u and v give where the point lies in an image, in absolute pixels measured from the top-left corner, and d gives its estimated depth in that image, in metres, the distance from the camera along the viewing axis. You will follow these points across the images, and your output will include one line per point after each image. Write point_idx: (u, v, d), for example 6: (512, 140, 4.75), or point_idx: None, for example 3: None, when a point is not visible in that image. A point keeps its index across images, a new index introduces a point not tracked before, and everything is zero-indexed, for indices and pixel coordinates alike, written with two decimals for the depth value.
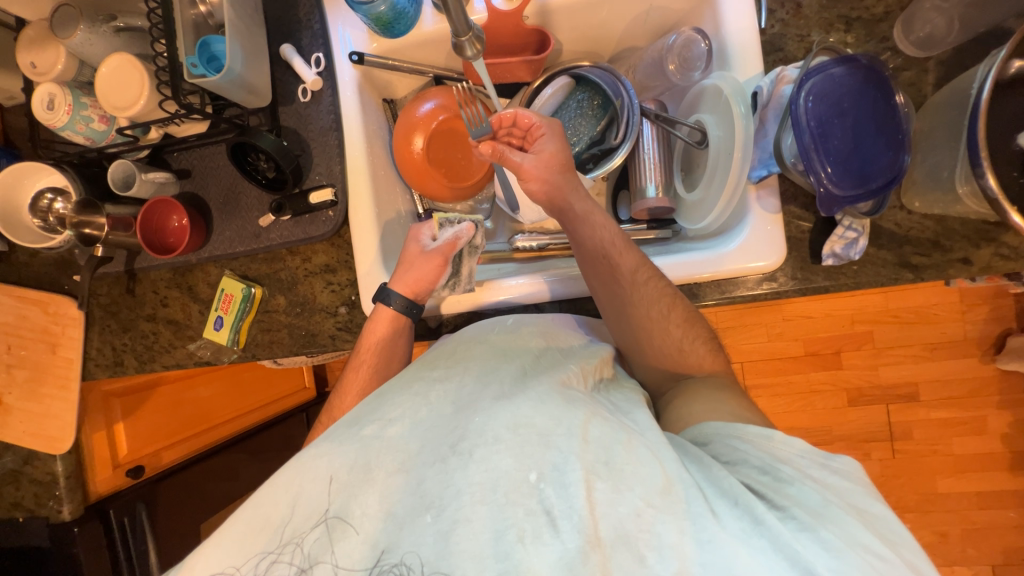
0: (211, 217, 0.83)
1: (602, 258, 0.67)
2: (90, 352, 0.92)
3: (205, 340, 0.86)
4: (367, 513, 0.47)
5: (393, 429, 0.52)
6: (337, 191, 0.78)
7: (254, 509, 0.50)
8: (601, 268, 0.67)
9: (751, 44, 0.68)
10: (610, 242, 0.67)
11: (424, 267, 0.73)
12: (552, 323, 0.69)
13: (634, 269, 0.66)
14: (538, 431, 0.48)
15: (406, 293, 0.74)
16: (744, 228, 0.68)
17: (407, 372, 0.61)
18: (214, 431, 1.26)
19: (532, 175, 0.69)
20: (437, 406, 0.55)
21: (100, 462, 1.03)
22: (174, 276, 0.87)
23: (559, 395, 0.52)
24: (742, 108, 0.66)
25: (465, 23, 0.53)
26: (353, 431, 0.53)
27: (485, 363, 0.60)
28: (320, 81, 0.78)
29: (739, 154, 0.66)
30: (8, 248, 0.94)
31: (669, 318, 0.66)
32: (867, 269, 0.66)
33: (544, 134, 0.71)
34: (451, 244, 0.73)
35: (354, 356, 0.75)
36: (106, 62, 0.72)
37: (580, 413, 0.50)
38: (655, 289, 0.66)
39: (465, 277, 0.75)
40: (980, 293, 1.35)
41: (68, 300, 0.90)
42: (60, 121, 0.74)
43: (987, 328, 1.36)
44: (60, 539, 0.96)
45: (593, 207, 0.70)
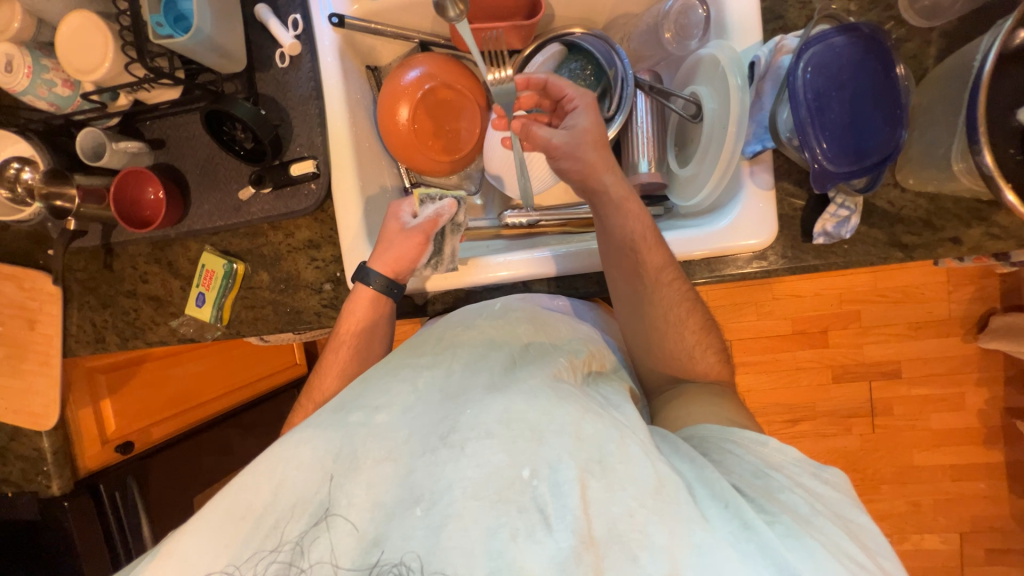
0: (189, 190, 0.80)
1: (628, 253, 0.65)
2: (69, 328, 0.89)
3: (187, 316, 0.84)
4: (353, 504, 0.45)
5: (381, 416, 0.50)
6: (319, 163, 0.75)
7: (233, 497, 0.47)
8: (625, 263, 0.65)
9: (752, 10, 0.64)
10: (640, 236, 0.64)
11: (405, 245, 0.71)
12: (539, 310, 0.68)
13: (660, 269, 0.65)
14: (530, 425, 0.47)
15: (386, 272, 0.72)
16: (737, 205, 0.66)
17: (392, 359, 0.59)
18: (204, 407, 1.26)
19: (562, 151, 0.64)
20: (425, 394, 0.53)
21: (88, 438, 1.03)
22: (153, 251, 0.85)
23: (550, 388, 0.52)
24: (739, 81, 0.64)
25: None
26: (341, 417, 0.51)
27: (473, 351, 0.60)
28: (298, 45, 0.74)
29: (733, 129, 0.65)
30: None
31: (685, 322, 0.67)
32: (857, 248, 0.66)
33: (577, 108, 0.67)
34: (432, 221, 0.72)
35: (335, 336, 0.73)
36: (66, 22, 0.67)
37: (572, 408, 0.49)
38: (678, 292, 0.66)
39: (447, 256, 0.73)
40: (967, 273, 1.37)
41: (44, 275, 0.88)
42: (18, 85, 0.69)
43: (971, 308, 1.38)
44: (50, 514, 0.96)
45: (628, 192, 0.65)
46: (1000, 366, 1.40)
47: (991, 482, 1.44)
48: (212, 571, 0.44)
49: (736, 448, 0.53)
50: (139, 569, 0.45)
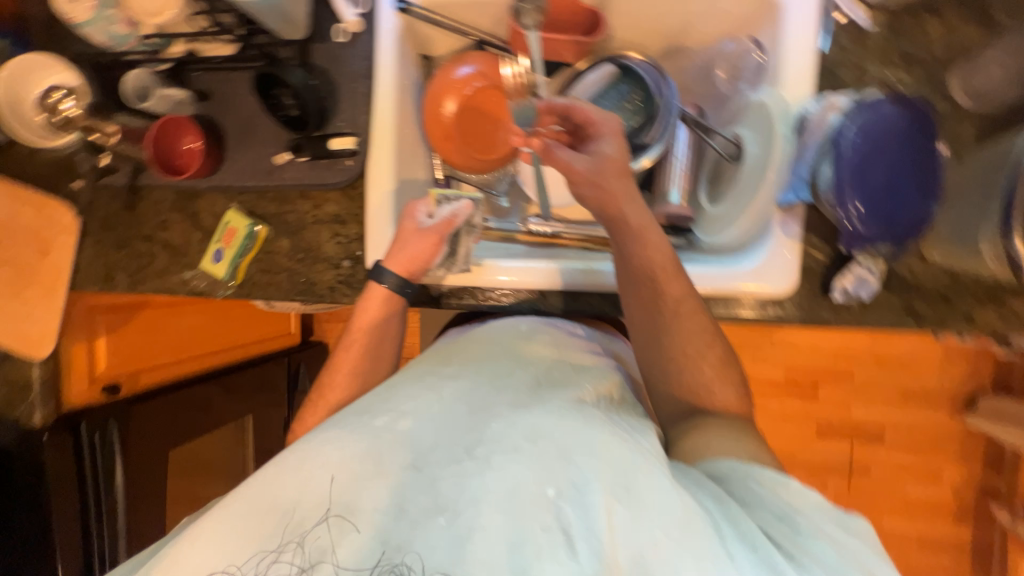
0: (225, 145, 0.80)
1: (647, 280, 0.66)
2: (80, 263, 0.89)
3: (201, 270, 0.83)
4: (376, 508, 0.45)
5: (404, 422, 0.51)
6: (361, 141, 0.77)
7: (258, 490, 0.48)
8: (643, 290, 0.66)
9: (806, 64, 0.66)
10: (660, 265, 0.65)
11: (417, 245, 0.71)
12: (561, 333, 0.71)
13: (679, 298, 0.65)
14: (556, 444, 0.47)
15: (400, 272, 0.72)
16: (761, 251, 0.68)
17: (419, 368, 0.62)
18: (193, 363, 1.29)
19: (581, 176, 0.65)
20: (449, 404, 0.54)
21: (78, 370, 1.03)
22: (178, 199, 0.85)
23: (575, 409, 0.52)
24: (784, 131, 0.66)
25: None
26: (365, 421, 0.52)
27: (497, 368, 0.61)
28: (360, 23, 0.75)
29: (772, 175, 0.68)
30: (7, 142, 0.90)
31: (704, 356, 0.67)
32: (873, 311, 0.67)
33: (602, 133, 0.66)
34: (448, 223, 0.71)
35: (348, 335, 0.74)
36: None
37: (597, 431, 0.49)
38: (699, 322, 0.66)
39: (460, 258, 0.74)
40: (962, 351, 1.39)
41: (64, 206, 0.87)
42: (82, 16, 0.70)
43: (962, 385, 1.40)
44: (27, 444, 0.96)
45: (647, 221, 0.66)
46: (981, 445, 1.41)
47: (956, 559, 1.46)
48: (213, 571, 0.44)
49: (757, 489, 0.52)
50: (157, 562, 0.46)
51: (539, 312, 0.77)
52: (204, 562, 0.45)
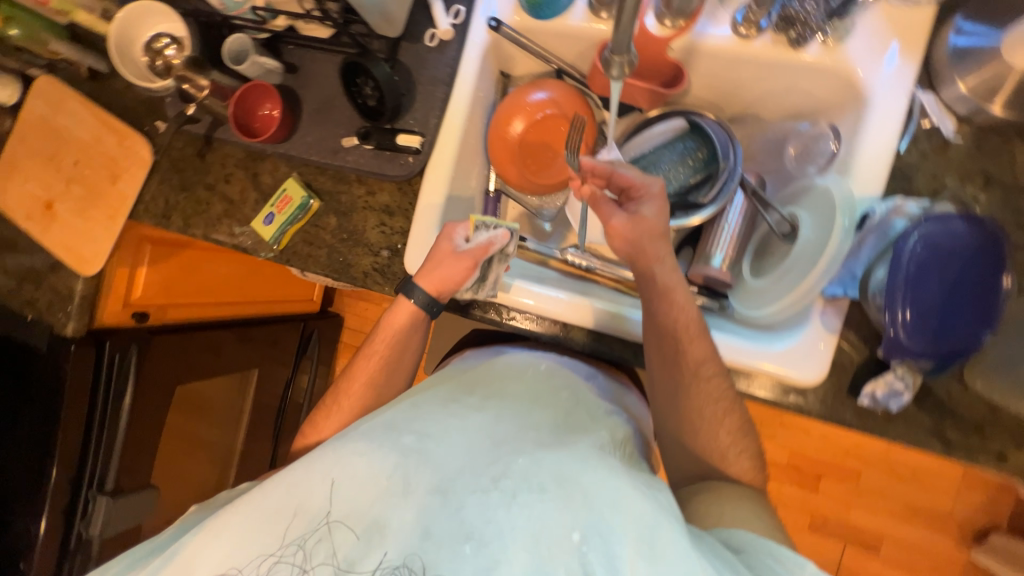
0: (300, 117, 0.84)
1: (670, 340, 0.66)
2: (143, 196, 0.94)
3: (250, 229, 0.87)
4: (405, 524, 0.49)
5: (432, 444, 0.55)
6: (425, 141, 0.79)
7: (288, 493, 0.52)
8: (665, 349, 0.67)
9: (882, 163, 0.64)
10: (683, 326, 0.66)
11: (450, 267, 0.72)
12: (576, 376, 0.73)
13: (701, 361, 0.65)
14: (581, 492, 0.50)
15: (429, 290, 0.74)
16: (795, 335, 0.67)
17: (444, 392, 0.66)
18: (222, 308, 1.36)
19: (619, 233, 0.68)
20: (473, 433, 0.57)
21: (114, 296, 1.09)
22: (245, 158, 0.89)
23: (598, 458, 0.55)
24: (847, 222, 0.62)
25: (626, 45, 0.53)
26: (392, 437, 0.56)
27: (519, 406, 0.64)
28: (451, 33, 0.78)
29: (823, 267, 0.62)
30: (109, 72, 0.97)
31: (721, 420, 0.66)
32: (899, 424, 0.64)
33: (644, 196, 0.67)
34: (484, 249, 0.72)
35: (370, 345, 0.78)
36: None
37: (620, 483, 0.52)
38: (718, 388, 0.66)
39: (489, 283, 0.75)
40: (984, 480, 1.31)
41: (143, 141, 0.93)
42: None
43: (976, 515, 1.32)
44: (55, 351, 1.01)
45: (677, 282, 0.67)
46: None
47: None
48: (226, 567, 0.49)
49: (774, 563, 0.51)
50: (187, 543, 0.52)
51: (559, 344, 0.77)
52: (221, 561, 0.50)
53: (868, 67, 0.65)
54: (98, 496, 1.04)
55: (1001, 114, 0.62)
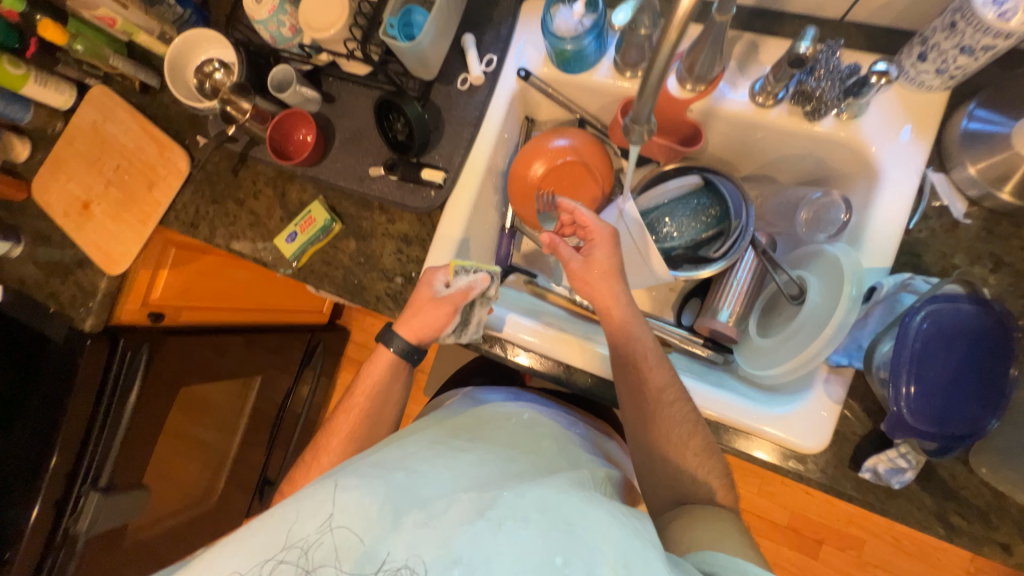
0: (332, 144, 0.89)
1: (630, 368, 0.69)
2: (176, 205, 0.99)
3: (272, 245, 0.90)
4: (392, 561, 0.47)
5: (419, 480, 0.55)
6: (448, 177, 0.82)
7: (274, 527, 0.51)
8: (629, 377, 0.69)
9: (893, 237, 0.65)
10: (641, 354, 0.69)
11: (430, 312, 0.74)
12: (565, 434, 0.74)
13: (661, 387, 0.68)
14: (563, 518, 0.50)
15: (409, 338, 0.77)
16: (797, 402, 0.67)
17: (432, 437, 0.67)
18: (229, 312, 1.39)
19: (577, 276, 0.72)
20: (459, 472, 0.57)
21: (135, 294, 1.12)
22: (275, 176, 0.93)
23: (579, 491, 0.56)
24: (853, 292, 0.62)
25: (646, 115, 0.55)
26: (380, 473, 0.56)
27: (502, 450, 0.64)
28: (482, 79, 0.81)
29: (827, 335, 0.63)
30: (159, 87, 1.03)
31: (688, 444, 0.66)
32: (900, 502, 0.63)
33: (597, 239, 0.73)
34: (463, 294, 0.72)
35: (349, 399, 0.79)
36: None
37: (600, 512, 0.52)
38: (680, 413, 0.67)
39: (471, 326, 0.76)
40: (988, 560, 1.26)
41: (182, 153, 0.98)
42: (260, 16, 0.77)
43: None
44: (71, 345, 1.04)
45: (632, 315, 0.71)
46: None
47: None
48: None
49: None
50: None
51: (561, 385, 0.79)
52: None
53: (880, 144, 0.67)
54: (90, 492, 1.04)
55: (1009, 200, 0.62)
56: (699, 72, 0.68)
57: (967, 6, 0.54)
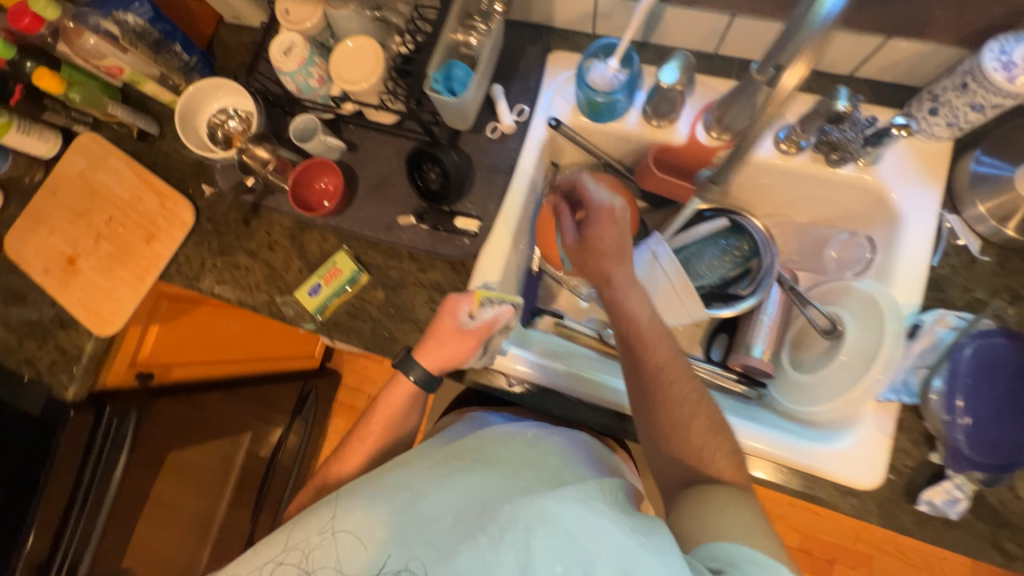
0: (356, 193, 0.86)
1: (633, 341, 0.69)
2: (178, 258, 0.92)
3: (293, 299, 0.85)
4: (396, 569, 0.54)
5: (425, 501, 0.60)
6: (483, 225, 0.81)
7: (295, 536, 0.60)
8: (630, 348, 0.69)
9: (919, 274, 0.70)
10: (641, 327, 0.69)
11: (452, 345, 0.73)
12: (572, 450, 0.71)
13: (662, 362, 0.67)
14: (561, 528, 0.52)
15: (428, 367, 0.74)
16: (847, 437, 0.68)
17: (438, 454, 0.69)
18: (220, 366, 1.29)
19: (575, 247, 0.75)
20: (465, 493, 0.61)
21: (121, 357, 1.02)
22: (292, 227, 0.89)
23: (582, 497, 0.57)
24: (896, 326, 0.66)
25: (727, 176, 0.65)
26: (387, 493, 0.61)
27: (506, 463, 0.67)
28: (513, 127, 0.82)
29: (877, 371, 0.65)
30: (158, 134, 0.98)
31: (689, 424, 0.65)
32: (957, 532, 0.64)
33: (597, 212, 0.72)
34: (488, 326, 0.73)
35: (364, 428, 0.76)
36: (354, 39, 0.75)
37: (599, 519, 0.53)
38: (679, 391, 0.66)
39: (490, 354, 0.77)
40: (988, 567, 1.31)
41: (186, 203, 0.92)
42: (288, 68, 0.75)
43: None
44: (50, 417, 0.93)
45: (633, 286, 0.71)
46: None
47: None
48: None
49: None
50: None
51: (611, 434, 0.78)
52: None
53: (898, 191, 0.72)
54: None
55: (1014, 235, 0.67)
56: (728, 122, 0.74)
57: (977, 69, 0.60)
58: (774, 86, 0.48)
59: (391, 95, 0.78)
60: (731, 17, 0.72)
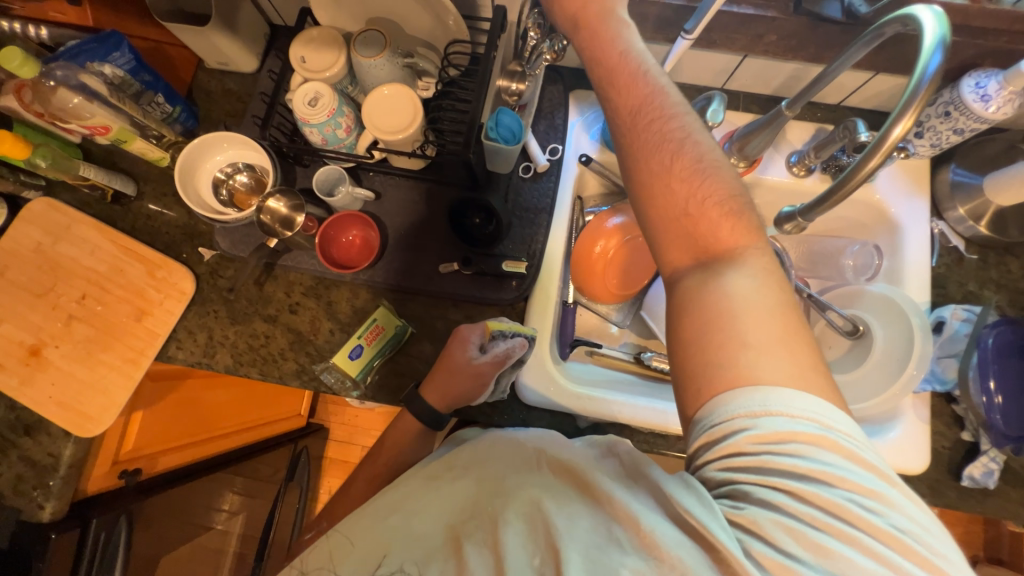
0: (387, 244, 0.82)
1: (617, 85, 0.55)
2: (178, 332, 0.81)
3: (329, 365, 0.78)
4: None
5: (410, 511, 0.53)
6: (530, 266, 0.79)
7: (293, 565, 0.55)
8: (618, 95, 0.55)
9: (922, 274, 0.80)
10: (632, 66, 0.55)
11: (462, 380, 0.70)
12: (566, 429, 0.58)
13: (647, 102, 0.53)
14: (546, 517, 0.46)
15: (437, 402, 0.71)
16: (895, 429, 0.75)
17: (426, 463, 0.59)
18: (209, 444, 1.10)
19: None
20: (451, 486, 0.53)
21: (103, 455, 0.87)
22: (315, 285, 0.82)
23: (583, 474, 0.49)
24: (922, 325, 0.75)
25: (811, 218, 0.63)
26: (375, 504, 0.56)
27: (495, 446, 0.55)
28: (548, 167, 0.83)
29: (914, 367, 0.73)
30: (135, 195, 0.86)
31: (678, 166, 0.50)
32: (996, 500, 0.73)
33: None
34: (500, 360, 0.70)
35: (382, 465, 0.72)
36: (388, 86, 0.71)
37: (593, 492, 0.47)
38: (670, 134, 0.51)
39: (500, 387, 0.75)
40: (958, 515, 1.48)
41: (182, 270, 0.82)
42: (316, 119, 0.70)
43: (960, 549, 1.47)
44: (20, 547, 0.76)
45: (624, 29, 0.57)
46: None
47: None
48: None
49: (780, 448, 0.41)
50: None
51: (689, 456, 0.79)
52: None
53: (895, 205, 0.82)
54: None
55: (988, 232, 0.79)
56: (749, 151, 0.78)
57: (958, 99, 0.70)
58: (880, 137, 0.48)
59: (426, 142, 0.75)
60: (743, 57, 0.77)
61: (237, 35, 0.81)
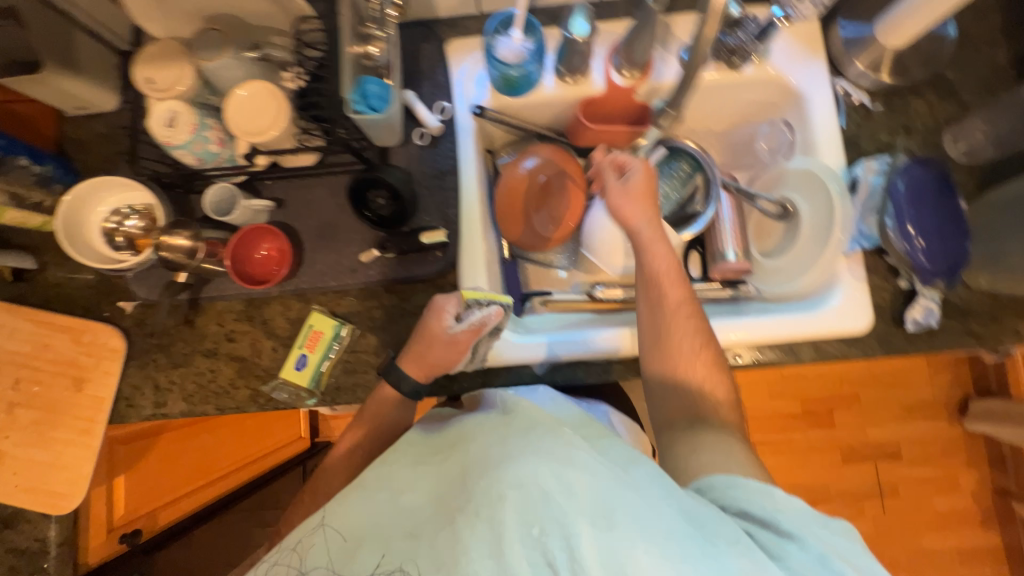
0: (303, 248, 0.79)
1: (652, 286, 0.68)
2: (123, 391, 0.80)
3: (280, 381, 0.78)
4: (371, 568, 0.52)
5: (404, 496, 0.56)
6: (449, 232, 0.78)
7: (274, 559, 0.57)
8: (649, 295, 0.69)
9: (834, 136, 0.79)
10: (663, 272, 0.68)
11: (440, 350, 0.70)
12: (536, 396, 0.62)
13: (679, 302, 0.67)
14: (541, 489, 0.47)
15: (417, 374, 0.71)
16: (836, 295, 0.76)
17: (406, 453, 0.61)
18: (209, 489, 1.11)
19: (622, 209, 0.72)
20: (444, 471, 0.56)
21: (94, 527, 0.89)
22: (245, 308, 0.80)
23: (578, 446, 0.50)
24: (840, 190, 0.75)
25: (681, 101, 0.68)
26: (364, 491, 0.58)
27: (490, 433, 0.55)
28: (442, 128, 0.80)
29: (840, 229, 0.75)
30: (38, 267, 0.83)
31: (699, 356, 0.65)
32: (940, 336, 0.75)
33: (635, 170, 0.73)
34: (476, 330, 0.69)
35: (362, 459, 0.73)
36: (243, 86, 0.67)
37: (584, 458, 0.48)
38: (694, 328, 0.66)
39: (479, 355, 0.75)
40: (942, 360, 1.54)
41: (108, 329, 0.79)
42: (179, 139, 0.68)
43: (951, 391, 1.53)
44: None
45: (659, 235, 0.70)
46: (983, 448, 1.53)
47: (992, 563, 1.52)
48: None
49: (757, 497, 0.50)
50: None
51: None
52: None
53: (793, 73, 0.81)
54: None
55: (887, 78, 0.78)
56: (635, 59, 0.75)
57: None
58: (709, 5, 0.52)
59: (306, 133, 0.72)
60: None
61: (81, 73, 0.76)
